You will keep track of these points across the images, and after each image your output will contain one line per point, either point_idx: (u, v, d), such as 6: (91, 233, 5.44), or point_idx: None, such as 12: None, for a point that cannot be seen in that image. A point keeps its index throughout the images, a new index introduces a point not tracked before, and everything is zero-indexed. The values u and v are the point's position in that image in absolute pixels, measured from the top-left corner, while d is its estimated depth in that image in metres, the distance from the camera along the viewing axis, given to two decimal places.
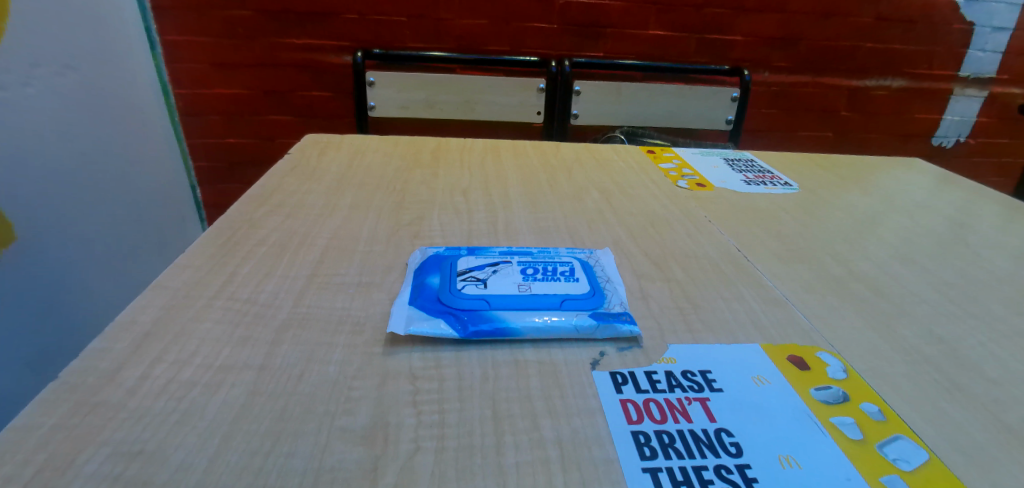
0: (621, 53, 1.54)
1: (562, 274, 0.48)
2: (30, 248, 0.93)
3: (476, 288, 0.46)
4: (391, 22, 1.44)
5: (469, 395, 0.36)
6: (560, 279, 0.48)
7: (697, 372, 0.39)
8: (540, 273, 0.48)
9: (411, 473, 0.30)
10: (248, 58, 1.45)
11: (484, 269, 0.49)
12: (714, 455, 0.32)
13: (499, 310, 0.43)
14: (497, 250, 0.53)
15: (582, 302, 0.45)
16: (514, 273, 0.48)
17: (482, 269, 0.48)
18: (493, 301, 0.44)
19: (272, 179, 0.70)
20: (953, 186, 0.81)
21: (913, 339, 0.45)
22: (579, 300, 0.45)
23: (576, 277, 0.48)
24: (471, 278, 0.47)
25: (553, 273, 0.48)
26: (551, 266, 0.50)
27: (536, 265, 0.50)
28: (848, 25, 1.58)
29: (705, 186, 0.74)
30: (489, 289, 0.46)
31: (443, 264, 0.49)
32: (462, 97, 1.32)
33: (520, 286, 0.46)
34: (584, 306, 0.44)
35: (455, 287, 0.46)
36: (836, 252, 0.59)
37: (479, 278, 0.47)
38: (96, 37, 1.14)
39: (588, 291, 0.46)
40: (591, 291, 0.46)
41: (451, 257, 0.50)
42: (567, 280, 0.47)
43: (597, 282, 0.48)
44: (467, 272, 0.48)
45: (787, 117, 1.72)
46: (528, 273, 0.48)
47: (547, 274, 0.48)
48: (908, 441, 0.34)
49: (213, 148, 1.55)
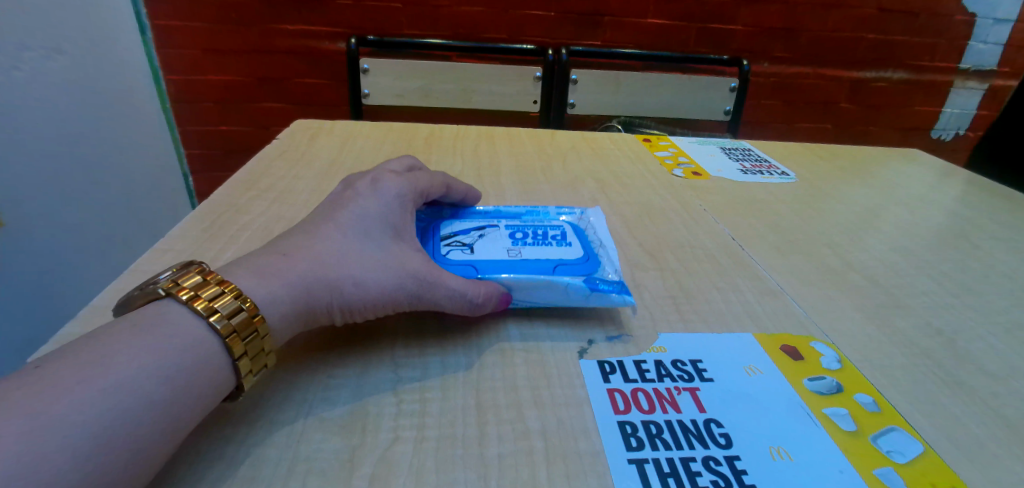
0: (620, 42, 1.52)
1: (554, 239, 0.47)
2: (18, 235, 0.91)
3: (463, 254, 0.44)
4: (387, 8, 1.41)
5: (453, 384, 0.35)
6: (551, 244, 0.46)
7: (688, 362, 0.38)
8: (530, 238, 0.47)
9: (388, 465, 0.29)
10: (242, 44, 1.42)
11: (470, 234, 0.47)
12: (703, 446, 0.31)
13: (489, 274, 0.41)
14: (484, 216, 0.51)
15: (577, 266, 0.43)
16: (503, 238, 0.46)
17: (468, 234, 0.47)
18: (481, 267, 0.42)
19: (259, 164, 0.68)
20: (953, 177, 0.80)
21: (910, 332, 0.44)
22: (572, 266, 0.43)
23: (569, 241, 0.47)
24: (456, 243, 0.45)
25: (544, 238, 0.47)
26: (541, 231, 0.48)
27: (526, 230, 0.48)
28: (851, 16, 1.56)
29: (701, 175, 0.73)
30: (476, 254, 0.44)
31: (427, 229, 0.47)
32: (458, 85, 1.30)
33: (510, 251, 0.45)
34: (578, 271, 0.43)
35: (441, 252, 0.44)
36: (833, 242, 0.58)
37: (466, 243, 0.45)
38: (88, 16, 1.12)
39: (581, 257, 0.45)
40: (585, 256, 0.45)
41: (434, 222, 0.49)
42: (559, 245, 0.46)
43: (590, 246, 0.46)
44: (453, 237, 0.46)
45: (786, 109, 1.71)
46: (518, 238, 0.47)
47: (537, 239, 0.47)
48: (902, 433, 0.34)
49: (207, 136, 1.54)
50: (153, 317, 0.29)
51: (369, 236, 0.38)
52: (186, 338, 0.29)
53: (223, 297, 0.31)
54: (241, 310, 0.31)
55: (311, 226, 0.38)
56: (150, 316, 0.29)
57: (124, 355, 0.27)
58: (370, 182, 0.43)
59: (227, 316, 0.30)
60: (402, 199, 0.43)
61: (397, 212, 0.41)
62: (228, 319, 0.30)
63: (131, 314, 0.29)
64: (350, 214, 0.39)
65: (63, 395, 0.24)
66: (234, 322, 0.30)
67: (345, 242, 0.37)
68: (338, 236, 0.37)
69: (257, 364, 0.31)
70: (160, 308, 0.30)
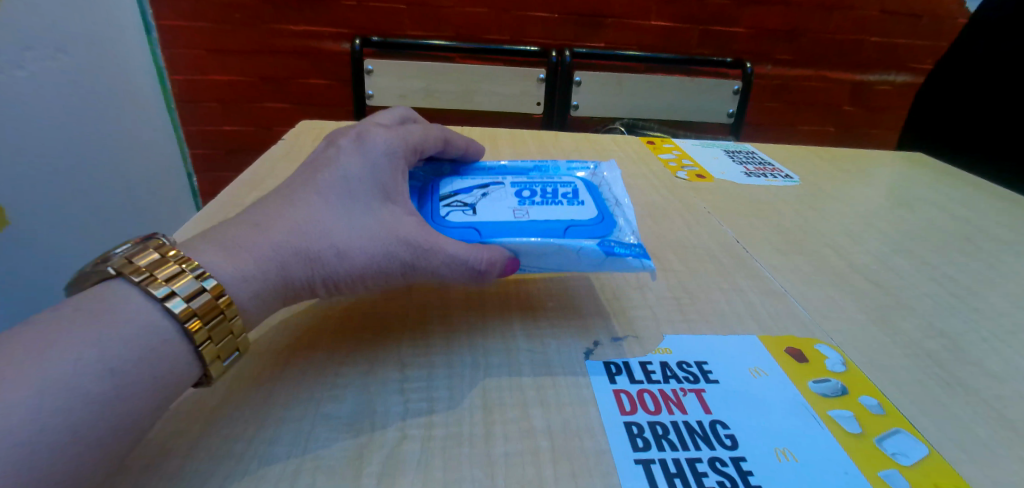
0: (623, 43, 1.52)
1: (565, 198, 0.45)
2: (24, 234, 0.92)
3: (464, 214, 0.43)
4: (390, 9, 1.41)
5: (459, 383, 0.35)
6: (562, 203, 0.45)
7: (693, 364, 0.38)
8: (539, 198, 0.46)
9: (396, 464, 0.29)
10: (245, 44, 1.43)
11: (473, 193, 0.46)
12: (709, 447, 0.32)
13: (494, 237, 0.40)
14: (488, 175, 0.50)
15: (589, 228, 0.42)
16: (509, 198, 0.45)
17: (471, 194, 0.46)
18: (484, 229, 0.41)
19: (263, 165, 0.68)
20: (957, 180, 0.80)
21: (913, 333, 0.44)
22: (585, 228, 0.42)
23: (581, 200, 0.45)
24: (458, 203, 0.44)
25: (554, 197, 0.46)
26: (551, 189, 0.47)
27: (534, 189, 0.47)
28: (853, 18, 1.56)
29: (705, 177, 0.73)
30: (479, 215, 0.43)
31: (427, 190, 0.46)
32: (461, 86, 1.30)
33: (517, 213, 0.43)
34: (591, 233, 0.41)
35: (441, 213, 0.43)
36: (836, 244, 0.58)
37: (467, 203, 0.44)
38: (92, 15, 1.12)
39: (596, 217, 0.43)
40: (601, 217, 0.43)
41: (432, 182, 0.48)
42: (571, 205, 0.45)
43: (604, 206, 0.45)
44: (454, 197, 0.45)
45: (788, 111, 1.71)
46: (525, 198, 0.45)
47: (547, 198, 0.46)
48: (907, 435, 0.34)
49: (210, 136, 1.54)
50: (107, 302, 0.29)
51: (354, 201, 0.38)
52: (144, 326, 0.29)
53: (182, 278, 0.31)
54: (203, 292, 0.30)
55: (294, 192, 0.38)
56: (107, 298, 0.29)
57: (80, 349, 0.26)
58: (355, 139, 0.42)
59: (186, 300, 0.30)
60: (390, 155, 0.42)
61: (383, 171, 0.40)
62: (187, 303, 0.30)
63: (83, 294, 0.29)
64: (332, 178, 0.39)
65: (21, 386, 0.24)
66: (195, 305, 0.30)
67: (325, 211, 0.37)
68: (317, 205, 0.37)
69: (226, 348, 0.32)
70: (115, 292, 0.30)
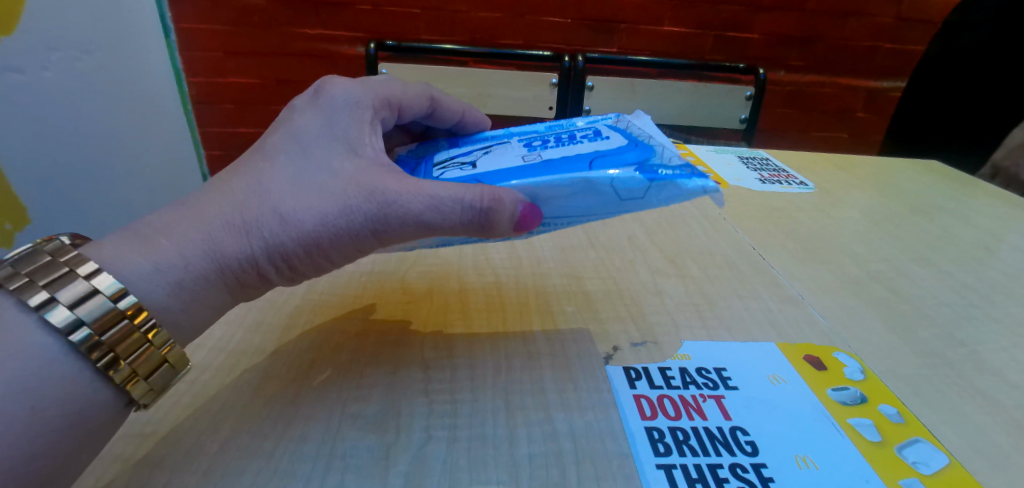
0: (635, 49, 1.52)
1: (586, 138, 0.44)
2: None
3: (462, 170, 0.42)
4: (405, 13, 1.43)
5: (481, 386, 0.36)
6: (582, 143, 0.43)
7: (713, 370, 0.39)
8: (552, 143, 0.44)
9: (423, 463, 0.30)
10: (262, 47, 1.45)
11: (474, 153, 0.46)
12: (730, 454, 0.32)
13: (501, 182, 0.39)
14: (492, 135, 0.49)
15: (615, 158, 0.40)
16: (516, 150, 0.44)
17: (471, 154, 0.45)
18: (486, 178, 0.40)
19: None
20: (975, 188, 0.80)
21: (932, 343, 0.44)
22: (613, 157, 0.40)
23: (605, 137, 0.44)
24: (456, 163, 0.44)
25: (572, 140, 0.44)
26: (567, 135, 0.45)
27: (545, 138, 0.46)
28: (868, 25, 1.56)
29: (720, 183, 0.73)
30: (479, 168, 0.42)
31: (420, 160, 0.47)
32: (473, 91, 1.31)
33: (527, 158, 0.42)
34: (624, 161, 0.39)
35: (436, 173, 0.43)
36: (853, 253, 0.58)
37: (466, 162, 0.44)
38: (132, 20, 1.15)
39: (626, 148, 0.41)
40: (629, 147, 0.41)
41: (427, 154, 0.48)
42: (592, 142, 0.43)
43: (635, 138, 0.43)
44: (451, 159, 0.45)
45: (802, 117, 1.71)
46: (535, 146, 0.44)
47: (562, 142, 0.44)
48: (927, 444, 0.34)
49: (226, 137, 1.56)
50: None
51: (306, 162, 0.37)
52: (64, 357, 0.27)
53: (88, 298, 0.28)
54: (107, 307, 0.29)
55: (246, 159, 0.37)
56: None
57: None
58: (316, 98, 0.42)
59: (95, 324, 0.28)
60: (351, 114, 0.41)
61: (337, 130, 0.39)
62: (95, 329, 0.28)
63: None
64: (284, 141, 0.38)
65: None
66: (103, 328, 0.28)
67: (273, 175, 0.36)
68: (265, 169, 0.36)
69: (146, 365, 0.30)
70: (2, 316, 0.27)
